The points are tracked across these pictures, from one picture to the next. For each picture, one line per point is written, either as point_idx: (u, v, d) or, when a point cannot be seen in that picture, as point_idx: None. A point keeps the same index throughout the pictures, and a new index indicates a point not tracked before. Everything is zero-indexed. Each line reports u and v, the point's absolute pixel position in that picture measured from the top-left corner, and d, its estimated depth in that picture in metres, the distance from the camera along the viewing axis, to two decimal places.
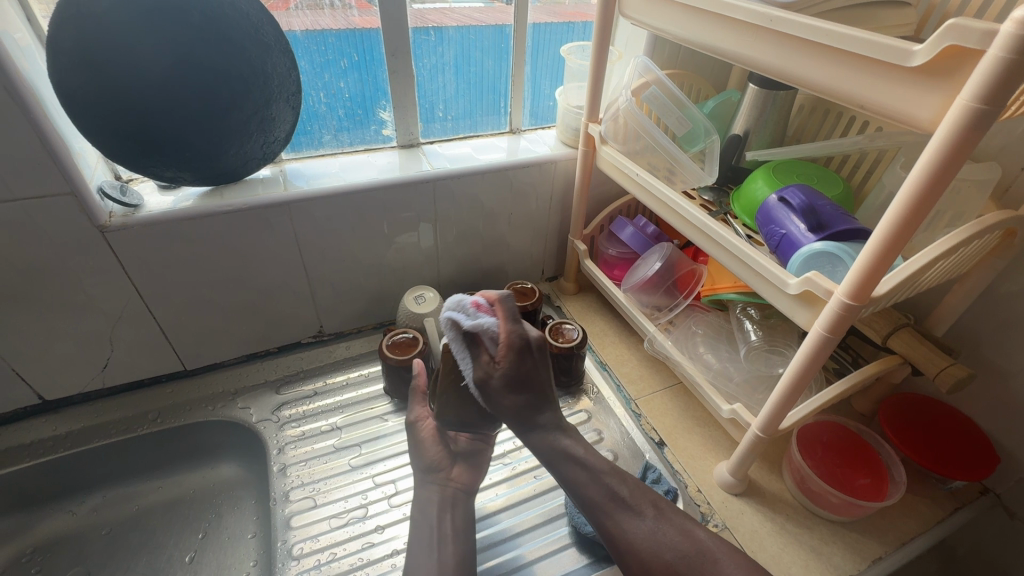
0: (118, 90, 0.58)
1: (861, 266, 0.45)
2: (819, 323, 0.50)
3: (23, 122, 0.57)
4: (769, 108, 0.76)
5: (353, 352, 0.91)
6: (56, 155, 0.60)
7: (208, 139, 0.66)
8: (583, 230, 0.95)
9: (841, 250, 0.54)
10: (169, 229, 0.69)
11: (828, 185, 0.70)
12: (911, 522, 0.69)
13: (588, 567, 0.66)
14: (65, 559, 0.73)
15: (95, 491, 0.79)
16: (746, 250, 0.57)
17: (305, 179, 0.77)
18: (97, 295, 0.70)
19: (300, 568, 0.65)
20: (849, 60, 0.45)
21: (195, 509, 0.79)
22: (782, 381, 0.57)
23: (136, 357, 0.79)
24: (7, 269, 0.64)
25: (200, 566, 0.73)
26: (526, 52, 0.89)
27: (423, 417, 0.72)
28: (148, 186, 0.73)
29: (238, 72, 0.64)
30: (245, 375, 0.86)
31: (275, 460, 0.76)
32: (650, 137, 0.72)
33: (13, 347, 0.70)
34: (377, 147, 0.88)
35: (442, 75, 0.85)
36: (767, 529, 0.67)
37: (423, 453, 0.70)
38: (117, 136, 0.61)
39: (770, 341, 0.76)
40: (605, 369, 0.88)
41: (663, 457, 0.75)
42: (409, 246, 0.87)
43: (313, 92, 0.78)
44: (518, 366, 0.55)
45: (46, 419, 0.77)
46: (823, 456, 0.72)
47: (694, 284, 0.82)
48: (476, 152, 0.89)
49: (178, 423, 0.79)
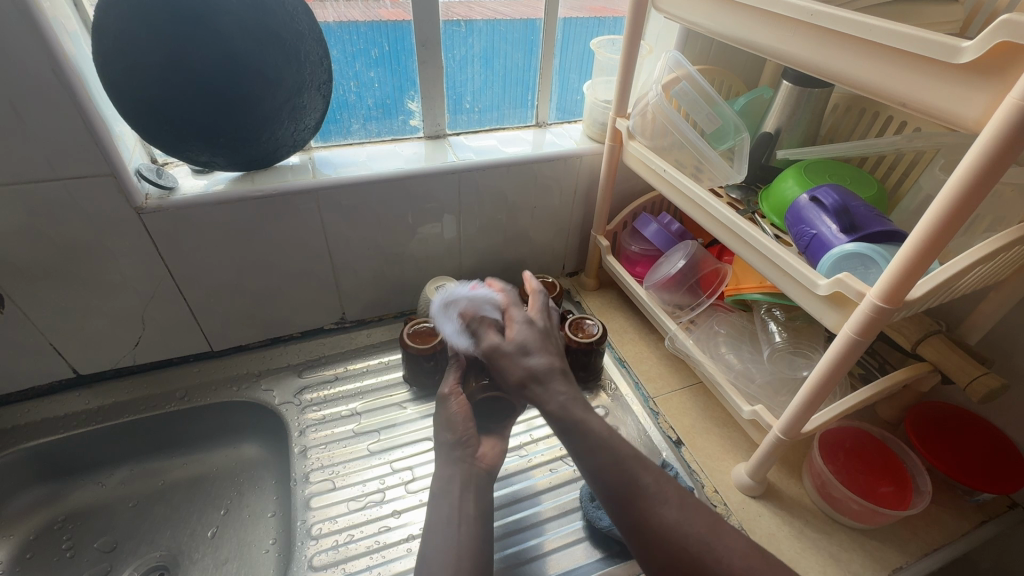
0: (158, 74, 0.60)
1: (896, 268, 0.44)
2: (848, 325, 0.49)
3: (68, 103, 0.58)
4: (803, 106, 0.74)
5: (374, 340, 0.93)
6: (99, 137, 0.62)
7: (242, 125, 0.67)
8: (606, 226, 0.94)
9: (874, 251, 0.53)
10: (201, 213, 0.70)
11: (862, 187, 0.68)
12: (935, 533, 0.67)
13: (601, 562, 0.66)
14: (95, 528, 0.76)
15: (123, 464, 0.81)
16: (776, 249, 0.56)
17: (333, 167, 0.78)
18: (131, 274, 0.72)
19: (318, 548, 0.66)
20: (893, 57, 0.44)
21: (218, 486, 0.81)
22: (806, 384, 0.56)
23: (166, 336, 0.81)
24: (48, 246, 0.66)
25: (222, 541, 0.75)
26: (555, 45, 0.89)
27: (455, 391, 0.71)
28: (183, 170, 0.75)
29: (272, 59, 0.65)
30: (269, 358, 0.88)
31: (296, 442, 0.78)
32: (679, 133, 0.71)
33: (51, 321, 0.72)
34: (405, 137, 0.88)
35: (470, 67, 0.86)
36: (785, 533, 0.66)
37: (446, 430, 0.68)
38: (156, 120, 0.63)
39: (795, 343, 0.75)
40: (623, 366, 0.87)
41: (680, 456, 0.75)
42: (433, 237, 0.88)
43: (343, 81, 0.79)
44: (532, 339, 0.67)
45: (80, 393, 0.80)
46: (845, 462, 0.71)
47: (718, 283, 0.81)
48: (502, 144, 0.89)
49: (204, 402, 0.81)
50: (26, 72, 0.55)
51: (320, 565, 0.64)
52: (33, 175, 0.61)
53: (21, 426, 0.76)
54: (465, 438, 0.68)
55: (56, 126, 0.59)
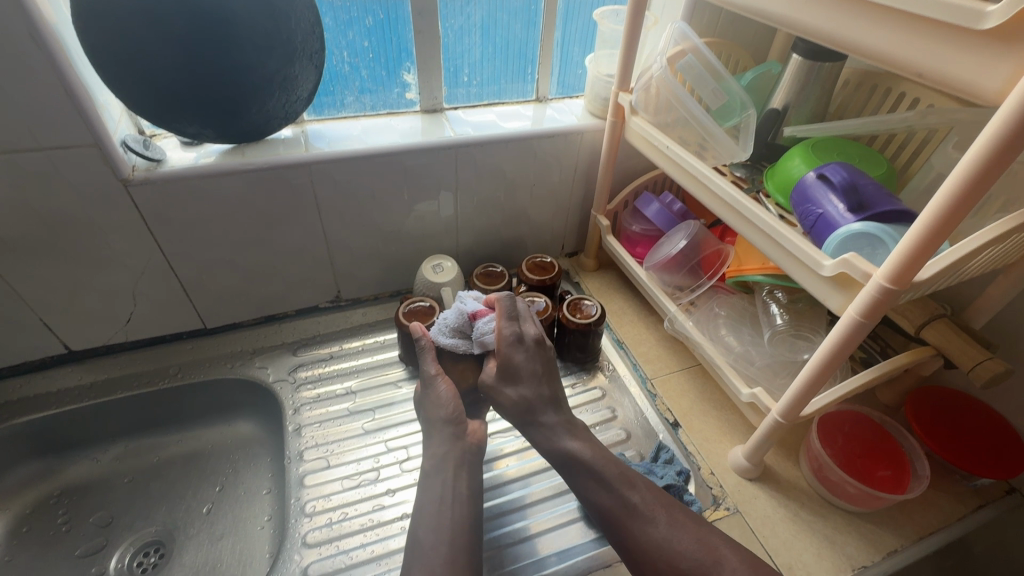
0: (140, 39, 0.57)
1: (905, 247, 0.42)
2: (852, 307, 0.48)
3: (48, 70, 0.56)
4: (813, 81, 0.72)
5: (369, 319, 0.91)
6: (81, 105, 0.59)
7: (231, 96, 0.65)
8: (607, 205, 0.92)
9: (883, 231, 0.51)
10: (190, 186, 0.68)
11: (871, 165, 0.66)
12: (931, 516, 0.67)
13: (595, 542, 0.66)
14: (90, 504, 0.76)
15: (118, 441, 0.81)
16: (781, 228, 0.55)
17: (326, 141, 0.76)
18: (120, 249, 0.71)
19: (312, 525, 0.66)
20: (913, 24, 0.41)
21: (213, 463, 0.81)
22: (807, 366, 0.55)
23: (158, 312, 0.80)
24: (33, 219, 0.65)
25: (217, 517, 0.75)
26: (557, 16, 0.85)
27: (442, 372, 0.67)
28: (171, 142, 0.73)
29: (262, 26, 0.62)
30: (264, 336, 0.87)
31: (290, 420, 0.77)
32: (684, 109, 0.69)
33: (40, 296, 0.71)
34: (400, 111, 0.86)
35: (469, 37, 0.82)
36: (780, 515, 0.66)
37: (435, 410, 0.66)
38: (141, 89, 0.61)
39: (797, 325, 0.73)
40: (621, 348, 0.87)
41: (677, 438, 0.74)
42: (429, 215, 0.86)
43: (336, 51, 0.77)
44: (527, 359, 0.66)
45: (72, 368, 0.79)
46: (843, 445, 0.70)
47: (719, 264, 0.79)
48: (501, 119, 0.86)
49: (197, 379, 0.81)
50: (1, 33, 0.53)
51: (314, 542, 0.64)
52: (14, 144, 0.59)
53: (13, 401, 0.75)
54: (459, 415, 0.66)
55: (36, 93, 0.57)
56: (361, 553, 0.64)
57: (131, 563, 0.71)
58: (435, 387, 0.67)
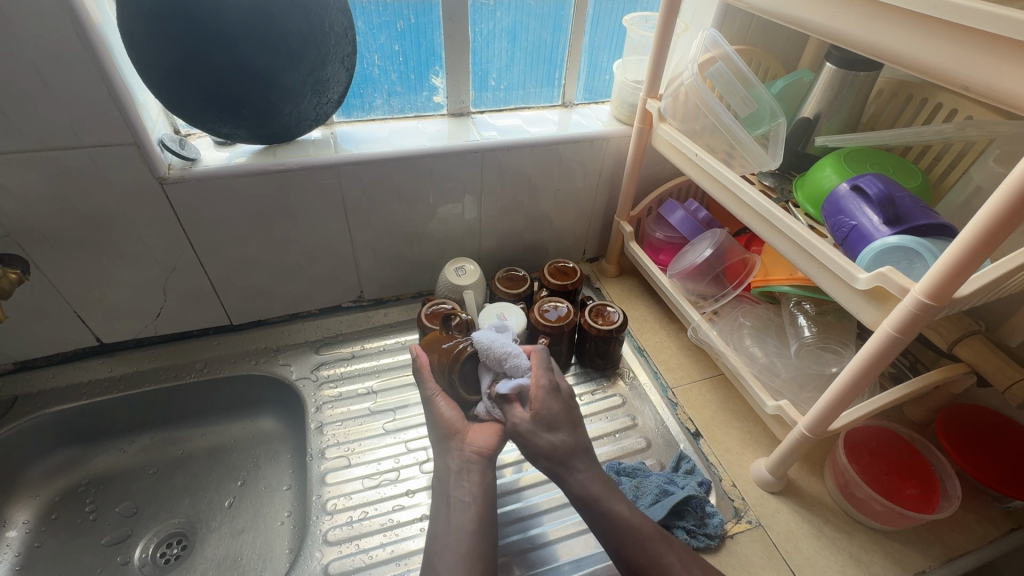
0: (181, 42, 0.59)
1: (946, 263, 0.41)
2: (887, 321, 0.47)
3: (92, 70, 0.58)
4: (846, 91, 0.71)
5: (391, 320, 0.92)
6: (123, 106, 0.61)
7: (264, 98, 0.66)
8: (630, 211, 0.92)
9: (920, 245, 0.51)
10: (222, 185, 0.70)
11: (905, 177, 0.65)
12: (960, 538, 0.66)
13: (615, 550, 0.65)
14: (116, 494, 0.77)
15: (143, 433, 0.83)
16: (812, 240, 0.54)
17: (355, 142, 0.77)
18: (152, 246, 0.72)
19: (333, 523, 0.67)
20: (962, 35, 0.41)
21: (235, 458, 0.82)
22: (837, 381, 0.54)
23: (186, 308, 0.81)
24: (72, 215, 0.66)
25: (239, 511, 0.76)
26: (586, 21, 0.85)
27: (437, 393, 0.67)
28: (205, 142, 0.75)
29: (298, 30, 0.63)
30: (287, 333, 0.88)
31: (312, 418, 0.78)
32: (713, 116, 0.68)
33: (75, 289, 0.73)
34: (428, 114, 0.87)
35: (498, 42, 0.83)
36: (804, 531, 0.65)
37: (440, 418, 0.66)
38: (179, 89, 0.62)
39: (825, 338, 0.72)
40: (642, 355, 0.86)
41: (698, 449, 0.74)
42: (453, 218, 0.86)
43: (367, 54, 0.78)
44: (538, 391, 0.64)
45: (103, 360, 0.81)
46: (869, 462, 0.69)
47: (745, 274, 0.78)
48: (527, 124, 0.86)
49: (222, 374, 0.82)
50: (51, 34, 0.54)
51: (335, 540, 0.65)
52: (55, 141, 0.61)
53: (45, 391, 0.77)
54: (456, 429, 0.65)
55: (82, 93, 0.59)
56: (380, 553, 0.64)
57: (155, 554, 0.72)
58: (434, 403, 0.66)
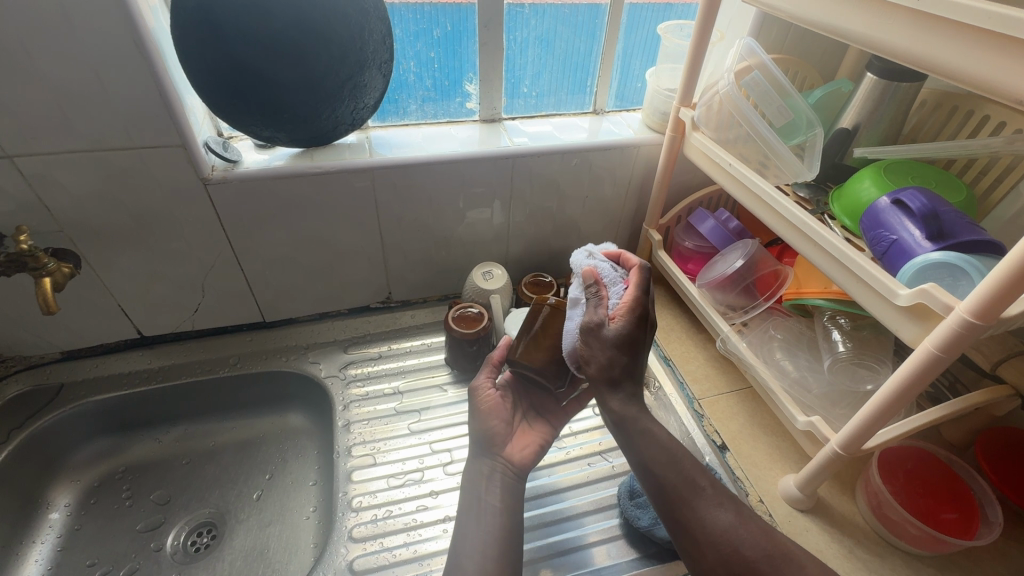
0: (226, 49, 0.61)
1: (993, 282, 0.40)
2: (929, 339, 0.46)
3: (146, 75, 0.60)
4: (888, 101, 0.70)
5: (418, 322, 0.93)
6: (172, 109, 0.63)
7: (304, 102, 0.68)
8: (659, 219, 0.91)
9: (965, 261, 0.49)
10: (260, 186, 0.72)
11: (949, 192, 0.63)
12: (1000, 566, 0.63)
13: (636, 561, 0.65)
14: (151, 482, 0.80)
15: (177, 424, 0.85)
16: (851, 253, 0.53)
17: (388, 147, 0.79)
18: (194, 244, 0.75)
19: (357, 520, 0.68)
20: (1014, 46, 0.40)
21: (264, 451, 0.84)
22: (873, 399, 0.52)
23: (222, 304, 0.84)
24: (120, 212, 0.69)
25: (267, 503, 0.78)
26: (620, 30, 0.86)
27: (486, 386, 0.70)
28: (246, 145, 0.78)
29: (338, 38, 0.65)
30: (316, 332, 0.90)
31: (340, 416, 0.79)
32: (748, 125, 0.68)
33: (119, 283, 0.76)
34: (460, 120, 0.88)
35: (531, 50, 0.84)
36: (833, 550, 0.64)
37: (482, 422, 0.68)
38: (222, 94, 0.64)
39: (860, 353, 0.70)
40: (669, 365, 0.85)
41: (724, 462, 0.73)
42: (480, 223, 0.87)
43: (403, 60, 0.79)
44: (632, 328, 0.55)
45: (142, 352, 0.84)
46: (904, 483, 0.67)
47: (777, 287, 0.76)
48: (559, 131, 0.87)
49: (254, 369, 0.84)
50: (109, 42, 0.57)
51: (360, 537, 0.66)
52: (109, 143, 0.64)
53: (88, 380, 0.80)
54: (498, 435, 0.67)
55: (135, 97, 0.61)
56: (402, 552, 0.65)
57: (186, 541, 0.74)
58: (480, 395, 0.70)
